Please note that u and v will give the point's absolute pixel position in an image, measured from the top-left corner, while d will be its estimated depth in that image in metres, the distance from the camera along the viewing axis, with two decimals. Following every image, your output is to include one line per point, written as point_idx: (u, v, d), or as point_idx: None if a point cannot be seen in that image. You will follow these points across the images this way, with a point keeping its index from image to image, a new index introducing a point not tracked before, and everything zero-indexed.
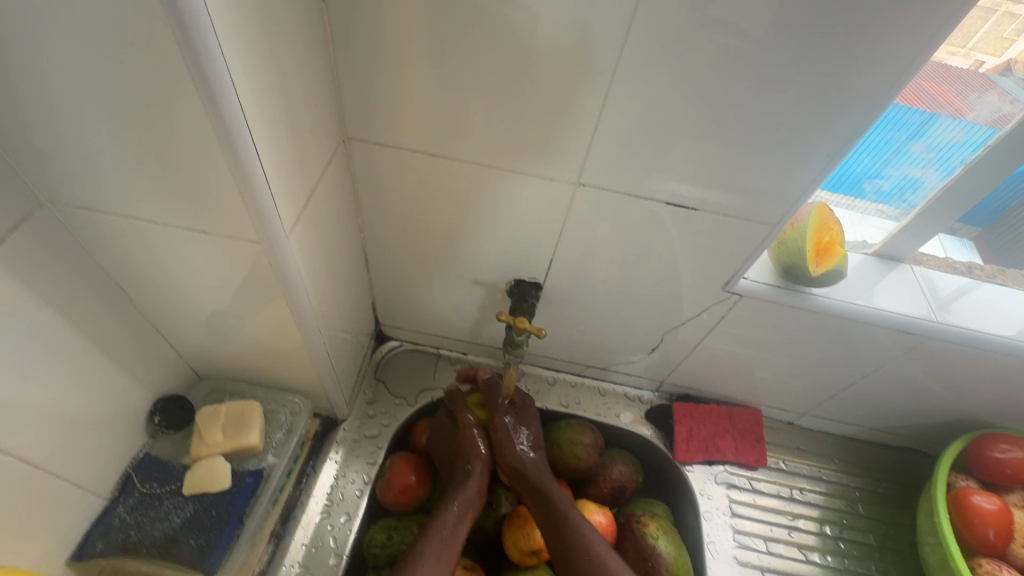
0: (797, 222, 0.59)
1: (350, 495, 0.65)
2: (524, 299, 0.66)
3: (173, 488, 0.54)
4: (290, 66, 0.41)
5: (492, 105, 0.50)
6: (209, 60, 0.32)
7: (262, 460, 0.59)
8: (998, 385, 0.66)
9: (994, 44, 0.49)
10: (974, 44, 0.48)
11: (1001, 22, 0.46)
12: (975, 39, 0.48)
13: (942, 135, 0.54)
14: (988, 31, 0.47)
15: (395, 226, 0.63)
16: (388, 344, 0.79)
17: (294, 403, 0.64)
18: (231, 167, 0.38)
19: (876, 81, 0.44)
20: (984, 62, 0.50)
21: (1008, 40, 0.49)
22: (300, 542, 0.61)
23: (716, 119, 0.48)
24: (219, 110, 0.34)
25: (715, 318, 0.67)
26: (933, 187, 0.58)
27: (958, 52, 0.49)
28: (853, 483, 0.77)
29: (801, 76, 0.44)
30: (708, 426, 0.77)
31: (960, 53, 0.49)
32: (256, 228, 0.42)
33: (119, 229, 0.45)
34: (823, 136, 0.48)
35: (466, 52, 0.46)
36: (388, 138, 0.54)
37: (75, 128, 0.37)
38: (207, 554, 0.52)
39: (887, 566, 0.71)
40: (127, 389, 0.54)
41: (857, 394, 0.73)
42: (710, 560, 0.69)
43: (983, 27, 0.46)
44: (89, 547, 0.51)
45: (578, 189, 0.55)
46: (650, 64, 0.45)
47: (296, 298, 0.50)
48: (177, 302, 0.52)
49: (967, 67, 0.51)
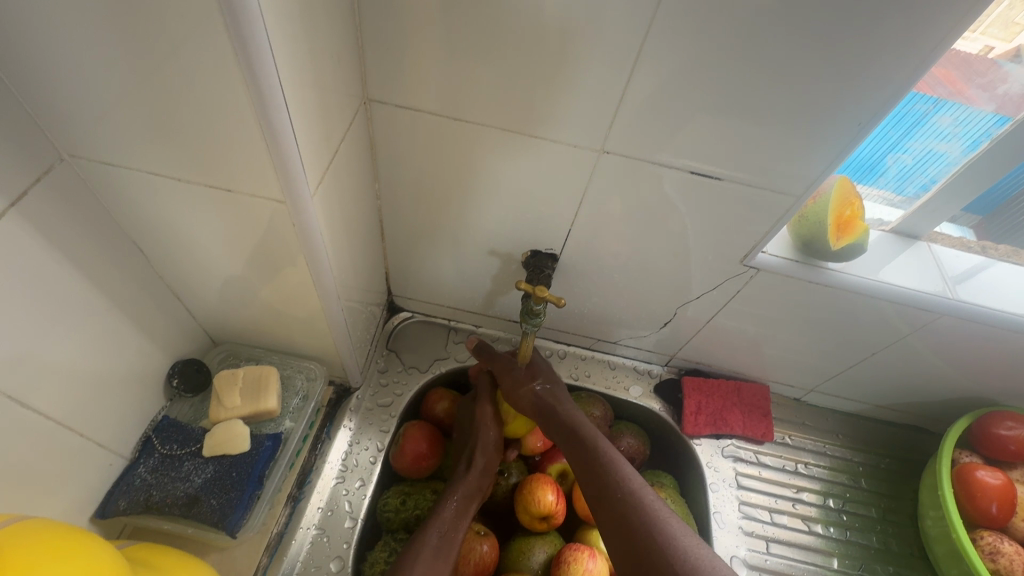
0: (820, 195, 0.58)
1: (364, 461, 0.66)
2: (540, 271, 0.65)
3: (193, 450, 0.55)
4: (315, 22, 0.39)
5: (517, 71, 0.49)
6: (239, 8, 0.31)
7: (280, 424, 0.60)
8: (1008, 364, 0.67)
9: (1005, 29, 0.48)
10: (984, 28, 0.48)
11: (1013, 7, 0.46)
12: (986, 24, 0.48)
13: (969, 110, 0.53)
14: (1000, 15, 0.47)
15: (412, 194, 0.62)
16: (400, 315, 0.79)
17: (310, 368, 0.64)
18: (259, 124, 0.37)
19: (915, 49, 0.42)
20: (994, 46, 0.50)
21: (1019, 25, 0.48)
22: (315, 506, 0.62)
23: (746, 88, 0.47)
24: (246, 62, 0.33)
25: (728, 294, 0.67)
26: (956, 161, 0.57)
27: (967, 36, 0.48)
28: (857, 458, 0.79)
29: (839, 43, 0.43)
30: (716, 401, 0.77)
31: (970, 37, 0.48)
32: (281, 189, 0.42)
33: (138, 186, 0.44)
34: (855, 106, 0.47)
35: (492, 12, 0.45)
36: (408, 101, 0.53)
37: (96, 78, 0.36)
38: (228, 513, 0.53)
39: (888, 538, 0.73)
40: (145, 351, 0.54)
41: (866, 371, 0.73)
42: (715, 529, 0.70)
43: (996, 10, 0.46)
44: (112, 505, 0.52)
45: (600, 157, 0.54)
46: (685, 28, 0.44)
47: (316, 262, 0.49)
48: (194, 264, 0.52)
49: (976, 51, 0.50)
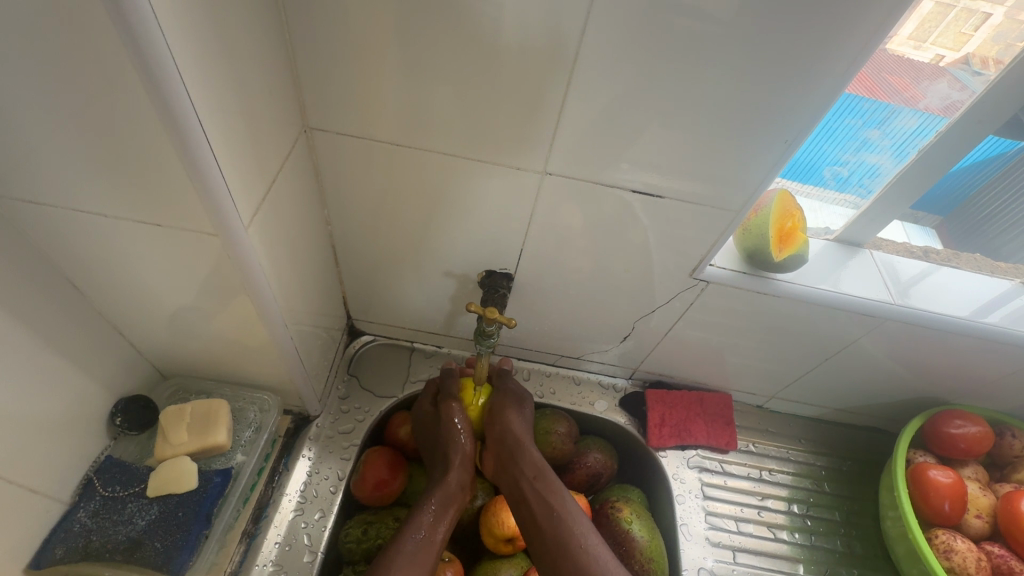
0: (759, 209, 0.61)
1: (324, 492, 0.65)
2: (494, 290, 0.66)
3: (137, 490, 0.53)
4: (241, 54, 0.40)
5: (455, 97, 0.49)
6: (150, 48, 0.31)
7: (230, 458, 0.58)
8: (954, 363, 0.69)
9: (953, 38, 0.51)
10: (934, 39, 0.50)
11: (960, 16, 0.49)
12: (936, 34, 0.50)
13: (896, 122, 0.56)
14: (948, 26, 0.49)
15: (363, 219, 0.62)
16: (361, 339, 0.78)
17: (264, 400, 0.63)
18: (182, 158, 0.37)
19: (829, 69, 0.45)
20: (944, 55, 0.52)
21: (966, 35, 0.50)
22: (272, 541, 0.60)
23: (675, 109, 0.48)
24: (160, 94, 0.33)
25: (684, 304, 0.68)
26: (889, 173, 0.60)
27: (918, 45, 0.51)
28: (820, 463, 0.80)
29: (756, 64, 0.45)
30: (680, 411, 0.78)
31: (921, 46, 0.51)
32: (214, 221, 0.41)
33: (67, 222, 0.43)
34: (780, 123, 0.49)
35: (426, 41, 0.46)
36: (351, 128, 0.53)
37: (10, 114, 0.35)
38: (174, 555, 0.51)
39: (852, 541, 0.74)
40: (83, 390, 0.52)
41: (822, 376, 0.75)
42: (683, 541, 0.71)
43: (942, 23, 0.49)
44: (48, 554, 0.50)
45: (545, 178, 0.55)
46: (610, 55, 0.45)
47: (259, 292, 0.49)
48: (133, 299, 0.51)
49: (928, 60, 0.52)
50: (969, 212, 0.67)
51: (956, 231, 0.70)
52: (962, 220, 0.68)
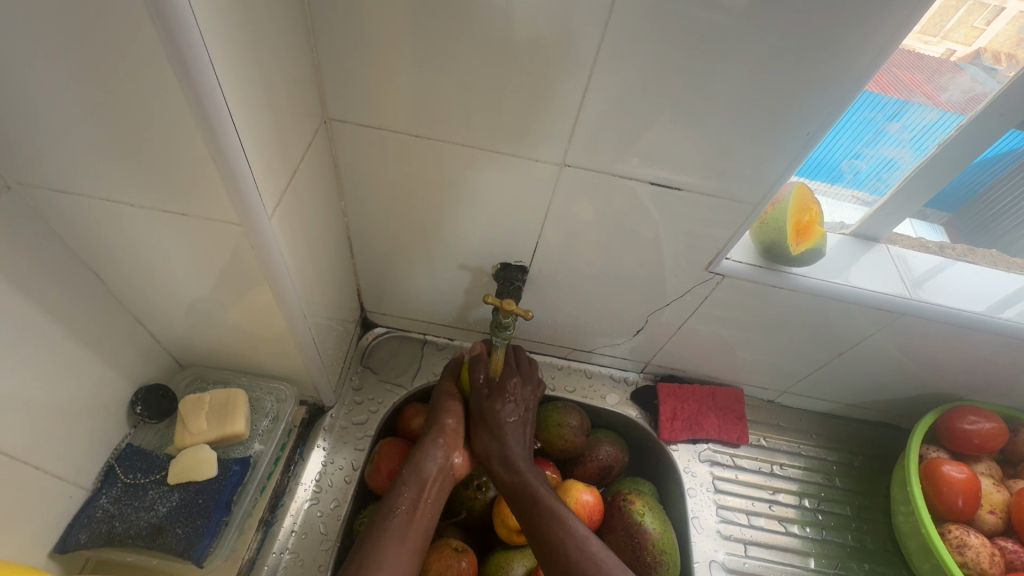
0: (777, 202, 0.60)
1: (338, 482, 0.66)
2: (510, 283, 0.66)
3: (158, 478, 0.54)
4: (266, 45, 0.40)
5: (475, 89, 0.49)
6: (180, 37, 0.31)
7: (248, 447, 0.59)
8: (969, 359, 0.69)
9: (964, 33, 0.50)
10: (946, 32, 0.49)
11: (972, 10, 0.48)
12: (948, 28, 0.49)
13: (917, 116, 0.56)
14: (959, 20, 0.49)
15: (379, 211, 0.62)
16: (374, 331, 0.79)
17: (280, 390, 0.63)
18: (209, 148, 0.37)
19: (854, 62, 0.44)
20: (956, 50, 0.51)
21: (977, 29, 0.50)
22: (288, 529, 0.61)
23: (695, 103, 0.48)
24: (189, 84, 0.33)
25: (698, 299, 0.68)
26: (908, 167, 0.60)
27: (931, 40, 0.50)
28: (830, 457, 0.80)
29: (780, 58, 0.44)
30: (691, 406, 0.78)
31: (933, 40, 0.50)
32: (238, 211, 0.42)
33: (90, 212, 0.43)
34: (801, 117, 0.48)
35: (447, 32, 0.46)
36: (370, 119, 0.53)
37: (39, 103, 0.35)
38: (195, 542, 0.52)
39: (863, 535, 0.74)
40: (104, 378, 0.53)
41: (835, 371, 0.75)
42: (694, 534, 0.71)
43: (956, 14, 0.48)
44: (72, 539, 0.50)
45: (562, 170, 0.55)
46: (632, 48, 0.45)
47: (278, 282, 0.49)
48: (154, 288, 0.51)
49: (939, 55, 0.52)
50: (979, 208, 0.67)
51: (964, 227, 0.70)
52: (971, 216, 0.68)
